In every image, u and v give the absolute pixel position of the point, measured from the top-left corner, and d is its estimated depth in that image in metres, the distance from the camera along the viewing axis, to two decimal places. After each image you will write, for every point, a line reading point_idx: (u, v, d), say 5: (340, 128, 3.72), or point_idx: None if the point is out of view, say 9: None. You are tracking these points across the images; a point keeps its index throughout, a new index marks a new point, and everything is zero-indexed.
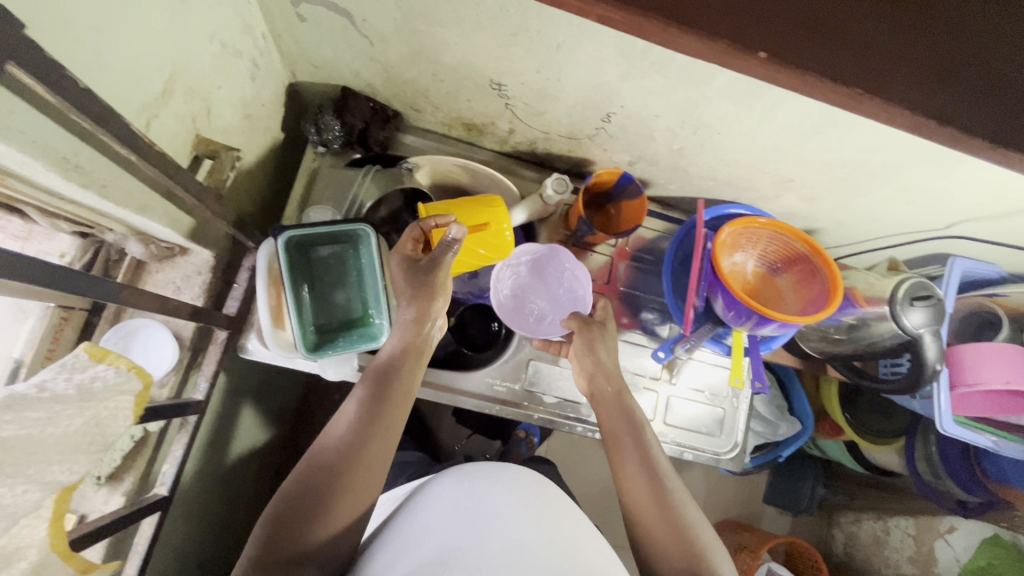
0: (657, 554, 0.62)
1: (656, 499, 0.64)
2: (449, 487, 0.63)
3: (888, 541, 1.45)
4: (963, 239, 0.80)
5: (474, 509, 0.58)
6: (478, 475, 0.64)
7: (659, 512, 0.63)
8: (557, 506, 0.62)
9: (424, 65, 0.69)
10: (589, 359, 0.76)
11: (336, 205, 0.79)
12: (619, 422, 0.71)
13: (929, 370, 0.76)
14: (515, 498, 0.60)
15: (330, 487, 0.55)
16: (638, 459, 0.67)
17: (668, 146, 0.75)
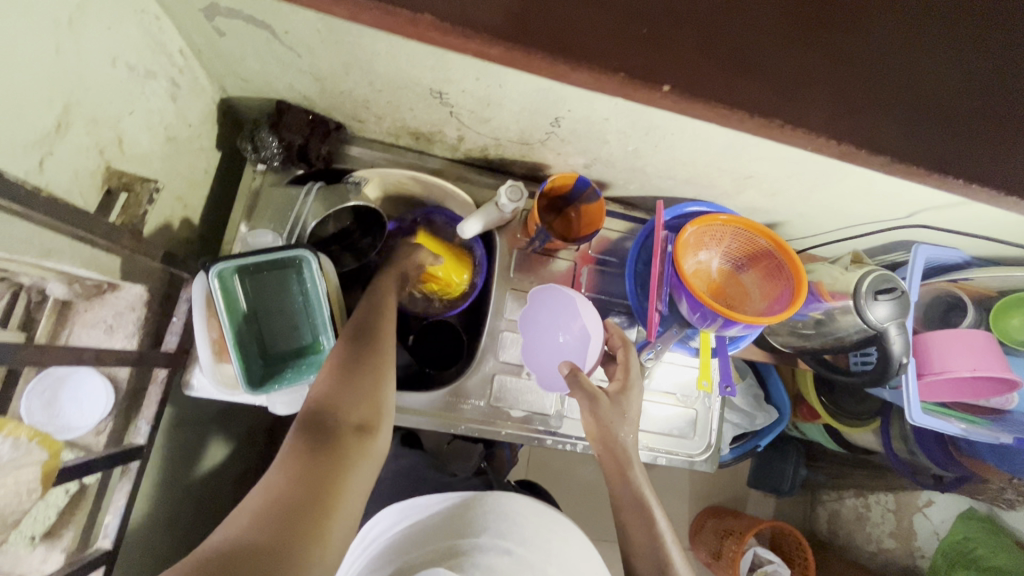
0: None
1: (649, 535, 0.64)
2: (479, 505, 0.66)
3: (869, 517, 1.48)
4: (924, 226, 0.79)
5: (516, 539, 0.62)
6: (512, 505, 0.67)
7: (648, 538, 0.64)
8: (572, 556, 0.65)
9: (359, 76, 0.65)
10: (592, 416, 0.68)
11: (277, 226, 0.74)
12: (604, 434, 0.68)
13: (895, 364, 0.75)
14: (553, 542, 0.65)
15: (356, 382, 0.59)
16: (632, 489, 0.66)
17: (622, 147, 0.72)
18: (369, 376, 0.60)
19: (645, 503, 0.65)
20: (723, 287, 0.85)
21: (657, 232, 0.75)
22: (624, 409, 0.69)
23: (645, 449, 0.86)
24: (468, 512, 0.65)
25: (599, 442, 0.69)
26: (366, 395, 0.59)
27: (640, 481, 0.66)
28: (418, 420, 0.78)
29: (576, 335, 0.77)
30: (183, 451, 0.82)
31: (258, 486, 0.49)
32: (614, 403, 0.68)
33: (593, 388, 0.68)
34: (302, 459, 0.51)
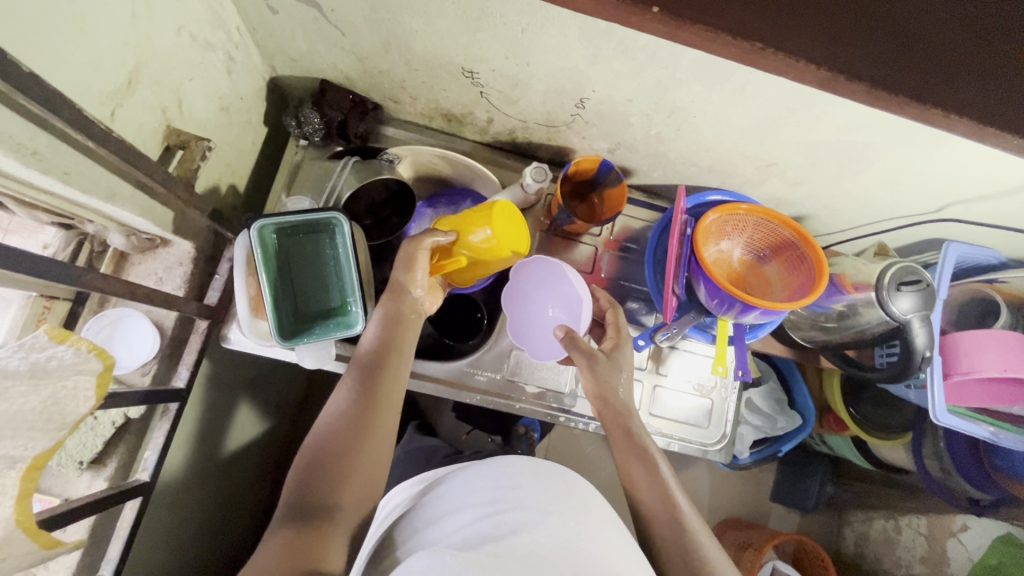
0: (652, 538, 0.62)
1: (659, 492, 0.64)
2: (488, 473, 0.57)
3: (899, 540, 1.41)
4: (956, 222, 0.77)
5: (517, 500, 0.52)
6: (518, 469, 0.57)
7: (657, 495, 0.64)
8: (590, 513, 0.53)
9: (397, 55, 0.70)
10: (590, 379, 0.71)
11: (314, 196, 0.81)
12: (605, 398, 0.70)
13: (918, 358, 0.74)
14: (566, 503, 0.53)
15: (356, 424, 0.61)
16: (632, 450, 0.67)
17: (645, 131, 0.74)
18: (370, 416, 0.62)
19: (651, 457, 0.66)
20: (744, 278, 0.86)
21: (676, 215, 0.76)
22: (619, 367, 0.72)
23: (659, 435, 0.86)
24: (476, 482, 0.56)
25: (604, 412, 0.71)
26: (366, 437, 0.61)
27: (640, 439, 0.68)
28: (433, 387, 0.81)
29: (562, 304, 0.80)
30: (218, 407, 0.88)
31: (262, 542, 0.54)
32: (609, 360, 0.71)
33: (595, 351, 0.70)
34: (292, 529, 0.54)
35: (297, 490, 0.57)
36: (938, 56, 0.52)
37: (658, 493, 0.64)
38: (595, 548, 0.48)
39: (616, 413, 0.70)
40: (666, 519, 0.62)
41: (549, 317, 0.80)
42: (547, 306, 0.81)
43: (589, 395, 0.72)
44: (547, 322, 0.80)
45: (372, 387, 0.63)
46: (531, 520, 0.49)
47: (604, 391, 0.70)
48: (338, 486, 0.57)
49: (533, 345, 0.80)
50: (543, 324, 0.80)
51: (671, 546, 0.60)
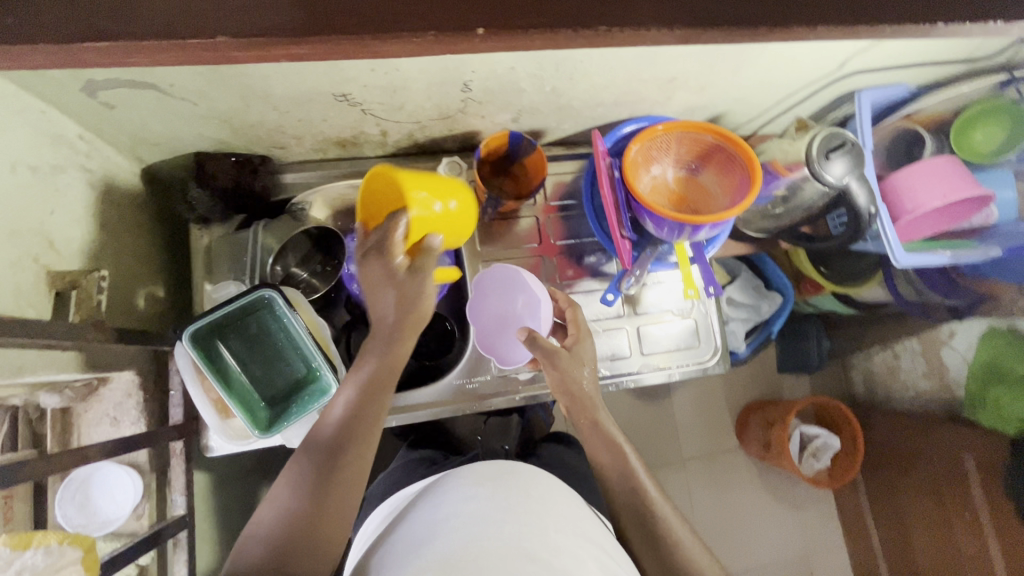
0: (617, 504, 0.69)
1: (621, 471, 0.69)
2: (443, 492, 0.59)
3: (900, 366, 1.51)
4: (861, 72, 0.77)
5: (473, 510, 0.54)
6: (475, 482, 0.59)
7: (618, 472, 0.69)
8: (548, 507, 0.57)
9: (260, 103, 0.64)
10: (553, 371, 0.73)
11: (238, 273, 0.77)
12: (566, 386, 0.73)
13: (866, 216, 0.76)
14: (526, 501, 0.57)
15: (321, 501, 0.54)
16: (596, 435, 0.72)
17: (540, 91, 0.71)
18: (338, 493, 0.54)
19: (614, 440, 0.71)
20: (685, 194, 0.85)
21: (597, 162, 0.75)
22: (583, 360, 0.75)
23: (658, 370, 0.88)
24: (431, 504, 0.58)
25: (567, 402, 0.74)
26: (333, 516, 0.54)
27: (604, 427, 0.72)
28: (432, 411, 0.80)
29: (527, 301, 0.79)
30: (232, 505, 0.86)
31: None
32: (570, 353, 0.74)
33: (556, 349, 0.72)
34: None
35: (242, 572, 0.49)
36: None
37: (619, 473, 0.69)
38: (551, 539, 0.52)
39: (581, 403, 0.73)
40: (628, 494, 0.68)
41: (514, 315, 0.81)
42: (512, 306, 0.81)
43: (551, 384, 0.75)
44: (510, 320, 0.81)
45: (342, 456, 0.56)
46: (484, 529, 0.51)
47: (567, 386, 0.73)
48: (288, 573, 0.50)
49: (501, 348, 0.81)
50: (508, 322, 0.81)
51: (634, 524, 0.66)
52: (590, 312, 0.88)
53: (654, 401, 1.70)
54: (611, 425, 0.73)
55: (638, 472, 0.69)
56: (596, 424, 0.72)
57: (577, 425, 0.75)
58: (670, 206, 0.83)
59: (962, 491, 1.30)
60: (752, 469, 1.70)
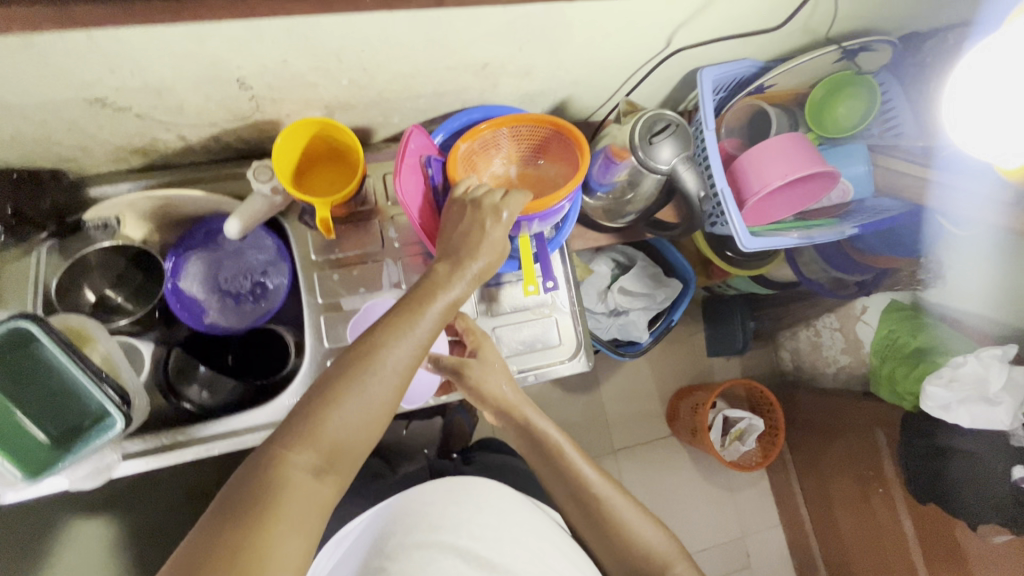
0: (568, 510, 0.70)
1: (557, 470, 0.71)
2: (400, 506, 0.65)
3: (822, 342, 1.48)
4: (692, 47, 0.74)
5: (426, 523, 0.61)
6: (430, 496, 0.65)
7: (559, 477, 0.71)
8: (509, 506, 0.66)
9: (3, 112, 0.58)
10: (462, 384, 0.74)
11: (25, 300, 0.70)
12: (500, 391, 0.74)
13: (697, 202, 0.72)
14: (472, 509, 0.63)
15: (340, 389, 0.51)
16: (527, 438, 0.74)
17: (338, 85, 0.66)
18: (350, 390, 0.51)
19: (553, 442, 0.72)
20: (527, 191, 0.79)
21: (404, 160, 0.68)
22: (488, 362, 0.75)
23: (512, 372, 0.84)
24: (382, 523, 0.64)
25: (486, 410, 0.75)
26: (345, 407, 0.50)
27: (543, 435, 0.73)
28: (262, 434, 0.73)
29: None
30: None
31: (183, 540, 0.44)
32: (483, 360, 0.75)
33: (461, 362, 0.74)
34: (224, 529, 0.44)
35: (232, 492, 0.47)
36: None
37: (561, 476, 0.70)
38: (479, 532, 0.61)
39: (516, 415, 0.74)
40: (568, 495, 0.70)
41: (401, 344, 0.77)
42: None
43: (475, 391, 0.74)
44: None
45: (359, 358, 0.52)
46: (417, 538, 0.60)
47: (479, 396, 0.75)
48: (278, 482, 0.47)
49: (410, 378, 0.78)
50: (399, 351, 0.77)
51: (576, 512, 0.69)
52: None
53: (583, 394, 1.66)
54: (545, 428, 0.74)
55: (580, 465, 0.70)
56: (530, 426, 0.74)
57: (510, 426, 0.75)
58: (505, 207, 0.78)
59: (874, 464, 1.29)
60: (685, 456, 1.68)
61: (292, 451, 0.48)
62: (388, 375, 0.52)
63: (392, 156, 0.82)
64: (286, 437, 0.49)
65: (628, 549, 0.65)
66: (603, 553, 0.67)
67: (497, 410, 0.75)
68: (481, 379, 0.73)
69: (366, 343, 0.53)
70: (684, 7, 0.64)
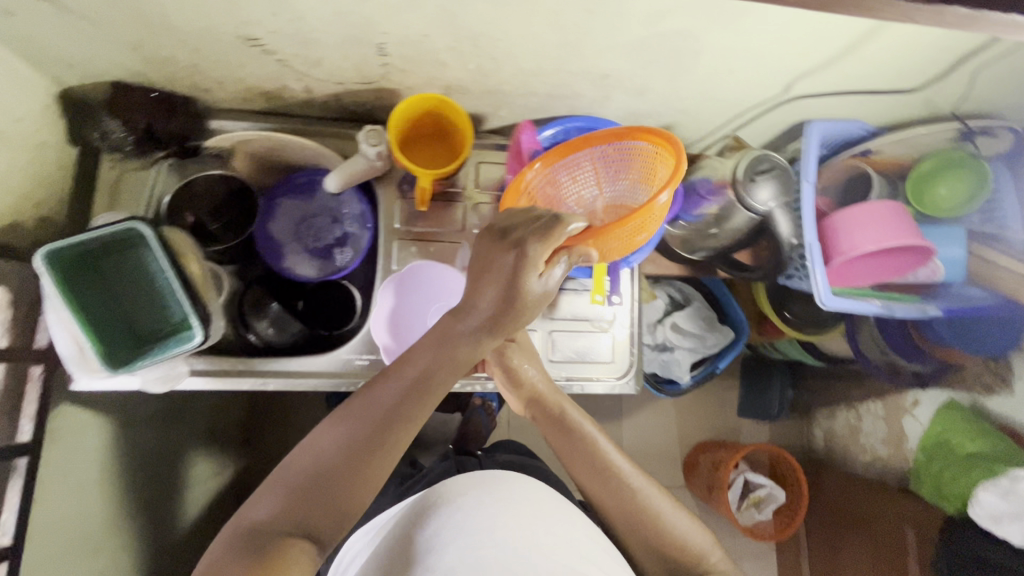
0: (599, 506, 0.70)
1: (587, 463, 0.71)
2: (431, 501, 0.66)
3: (862, 428, 1.40)
4: (809, 98, 0.74)
5: (458, 513, 0.62)
6: (461, 490, 0.66)
7: (589, 469, 0.71)
8: (530, 495, 0.66)
9: (166, 33, 0.63)
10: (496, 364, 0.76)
11: (135, 207, 0.77)
12: (531, 382, 0.77)
13: (788, 246, 0.72)
14: (500, 500, 0.64)
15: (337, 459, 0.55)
16: (553, 431, 0.75)
17: (464, 67, 0.69)
18: (342, 461, 0.55)
19: (581, 431, 0.74)
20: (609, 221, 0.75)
21: (513, 157, 0.70)
22: (524, 347, 0.77)
23: (560, 378, 0.84)
24: (416, 516, 0.65)
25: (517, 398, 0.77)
26: (342, 475, 0.54)
27: (571, 425, 0.74)
28: (314, 382, 0.76)
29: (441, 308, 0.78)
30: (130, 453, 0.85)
31: None
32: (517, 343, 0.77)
33: (504, 343, 0.75)
34: None
35: (234, 549, 0.49)
36: None
37: (592, 469, 0.71)
38: (508, 521, 0.61)
39: (548, 410, 0.76)
40: (598, 484, 0.69)
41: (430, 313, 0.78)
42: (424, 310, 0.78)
43: (505, 384, 0.77)
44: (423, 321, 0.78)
45: (357, 426, 0.57)
46: (451, 527, 0.60)
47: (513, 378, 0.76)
48: (277, 541, 0.50)
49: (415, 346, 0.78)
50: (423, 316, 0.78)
51: (607, 501, 0.68)
52: None
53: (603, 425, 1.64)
54: (573, 416, 0.75)
55: (609, 453, 0.72)
56: (560, 418, 0.75)
57: (539, 424, 0.77)
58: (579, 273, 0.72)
59: (899, 565, 1.23)
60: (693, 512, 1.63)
61: (286, 516, 0.52)
62: (385, 448, 0.57)
63: (489, 147, 0.85)
64: (282, 501, 0.53)
65: (663, 537, 0.65)
66: (638, 546, 0.66)
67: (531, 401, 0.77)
68: (511, 376, 0.76)
69: (362, 410, 0.58)
70: (816, 56, 0.65)
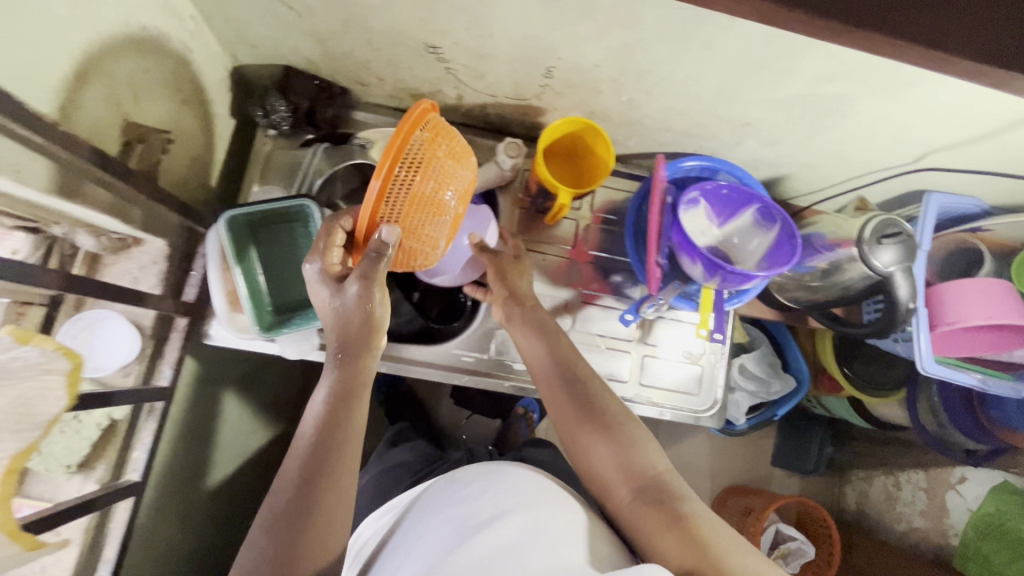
0: (616, 494, 0.64)
1: (608, 443, 0.65)
2: (439, 496, 0.64)
3: (900, 496, 1.39)
4: (937, 171, 0.77)
5: (462, 508, 0.59)
6: (469, 481, 0.64)
7: (612, 452, 0.65)
8: (537, 496, 0.61)
9: (357, 33, 0.68)
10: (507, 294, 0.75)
11: (287, 184, 0.80)
12: (542, 348, 0.71)
13: (902, 310, 0.74)
14: (495, 499, 0.59)
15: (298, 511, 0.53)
16: (567, 401, 0.68)
17: (616, 98, 0.73)
18: (305, 512, 0.53)
19: (596, 406, 0.67)
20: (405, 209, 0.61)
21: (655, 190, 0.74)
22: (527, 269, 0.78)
23: (647, 404, 0.87)
24: (427, 507, 0.63)
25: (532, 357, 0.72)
26: (309, 522, 0.52)
27: (589, 400, 0.68)
28: (424, 371, 0.80)
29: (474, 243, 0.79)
30: (223, 412, 0.89)
31: None
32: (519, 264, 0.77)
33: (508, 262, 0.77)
34: None
35: None
36: None
37: (613, 454, 0.64)
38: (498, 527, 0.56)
39: (559, 379, 0.69)
40: (618, 467, 0.64)
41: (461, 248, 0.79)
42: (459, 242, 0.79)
43: (522, 347, 0.74)
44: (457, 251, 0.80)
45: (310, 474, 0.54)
46: (454, 523, 0.58)
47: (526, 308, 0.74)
48: None
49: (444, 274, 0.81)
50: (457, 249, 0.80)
51: (628, 487, 0.63)
52: (598, 327, 0.88)
53: None
54: (592, 387, 0.69)
55: (629, 434, 0.66)
56: (576, 388, 0.69)
57: (551, 396, 0.70)
58: (441, 242, 0.67)
59: None
60: None
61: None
62: (341, 486, 0.55)
63: None
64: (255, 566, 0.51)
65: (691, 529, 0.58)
66: (664, 540, 0.59)
67: (507, 299, 0.76)
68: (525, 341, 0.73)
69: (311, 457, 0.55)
70: (963, 133, 0.67)
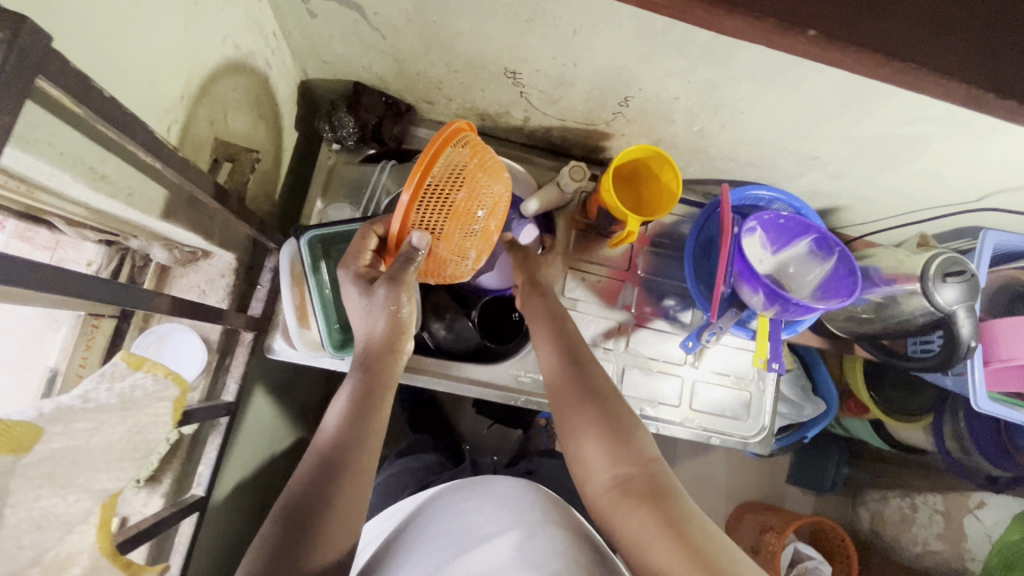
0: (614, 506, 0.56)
1: (613, 440, 0.58)
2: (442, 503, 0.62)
3: (914, 518, 1.37)
4: (996, 210, 0.79)
5: (465, 519, 0.57)
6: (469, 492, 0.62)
7: (615, 448, 0.57)
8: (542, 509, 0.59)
9: (437, 56, 0.68)
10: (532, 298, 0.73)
11: (354, 201, 0.80)
12: (553, 341, 0.68)
13: (963, 347, 0.74)
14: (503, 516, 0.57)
15: (309, 509, 0.49)
16: (573, 398, 0.63)
17: (688, 127, 0.73)
18: (315, 512, 0.49)
19: (602, 398, 0.61)
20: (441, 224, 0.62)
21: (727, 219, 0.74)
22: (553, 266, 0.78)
23: (696, 428, 0.87)
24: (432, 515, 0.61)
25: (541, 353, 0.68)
26: (320, 526, 0.48)
27: (594, 393, 0.62)
28: (482, 391, 0.80)
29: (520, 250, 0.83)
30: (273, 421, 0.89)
31: None
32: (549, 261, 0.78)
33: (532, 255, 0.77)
34: None
35: None
36: (1015, 39, 0.49)
37: (612, 454, 0.57)
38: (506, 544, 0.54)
39: (566, 375, 0.64)
40: (625, 467, 0.57)
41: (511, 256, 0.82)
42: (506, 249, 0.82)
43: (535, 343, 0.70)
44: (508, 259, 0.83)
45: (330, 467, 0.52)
46: (463, 534, 0.55)
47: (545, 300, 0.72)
48: None
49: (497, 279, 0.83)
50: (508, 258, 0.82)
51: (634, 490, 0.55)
52: (649, 350, 0.88)
53: None
54: (602, 384, 0.63)
55: (637, 435, 0.59)
56: (585, 380, 0.63)
57: (558, 391, 0.64)
58: (471, 252, 0.69)
59: None
60: None
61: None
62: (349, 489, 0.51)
63: None
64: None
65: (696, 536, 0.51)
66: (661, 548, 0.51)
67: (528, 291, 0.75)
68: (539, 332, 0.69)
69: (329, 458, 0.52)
70: None
